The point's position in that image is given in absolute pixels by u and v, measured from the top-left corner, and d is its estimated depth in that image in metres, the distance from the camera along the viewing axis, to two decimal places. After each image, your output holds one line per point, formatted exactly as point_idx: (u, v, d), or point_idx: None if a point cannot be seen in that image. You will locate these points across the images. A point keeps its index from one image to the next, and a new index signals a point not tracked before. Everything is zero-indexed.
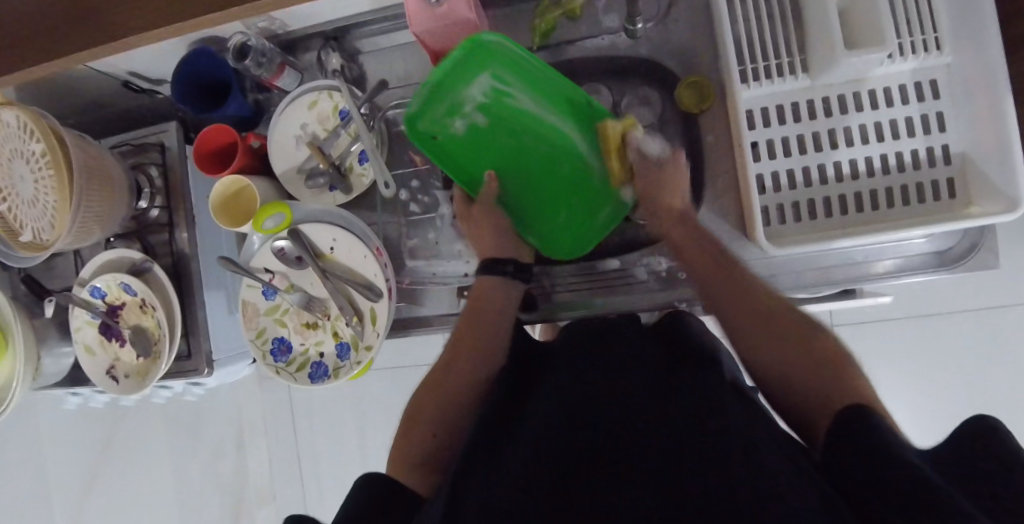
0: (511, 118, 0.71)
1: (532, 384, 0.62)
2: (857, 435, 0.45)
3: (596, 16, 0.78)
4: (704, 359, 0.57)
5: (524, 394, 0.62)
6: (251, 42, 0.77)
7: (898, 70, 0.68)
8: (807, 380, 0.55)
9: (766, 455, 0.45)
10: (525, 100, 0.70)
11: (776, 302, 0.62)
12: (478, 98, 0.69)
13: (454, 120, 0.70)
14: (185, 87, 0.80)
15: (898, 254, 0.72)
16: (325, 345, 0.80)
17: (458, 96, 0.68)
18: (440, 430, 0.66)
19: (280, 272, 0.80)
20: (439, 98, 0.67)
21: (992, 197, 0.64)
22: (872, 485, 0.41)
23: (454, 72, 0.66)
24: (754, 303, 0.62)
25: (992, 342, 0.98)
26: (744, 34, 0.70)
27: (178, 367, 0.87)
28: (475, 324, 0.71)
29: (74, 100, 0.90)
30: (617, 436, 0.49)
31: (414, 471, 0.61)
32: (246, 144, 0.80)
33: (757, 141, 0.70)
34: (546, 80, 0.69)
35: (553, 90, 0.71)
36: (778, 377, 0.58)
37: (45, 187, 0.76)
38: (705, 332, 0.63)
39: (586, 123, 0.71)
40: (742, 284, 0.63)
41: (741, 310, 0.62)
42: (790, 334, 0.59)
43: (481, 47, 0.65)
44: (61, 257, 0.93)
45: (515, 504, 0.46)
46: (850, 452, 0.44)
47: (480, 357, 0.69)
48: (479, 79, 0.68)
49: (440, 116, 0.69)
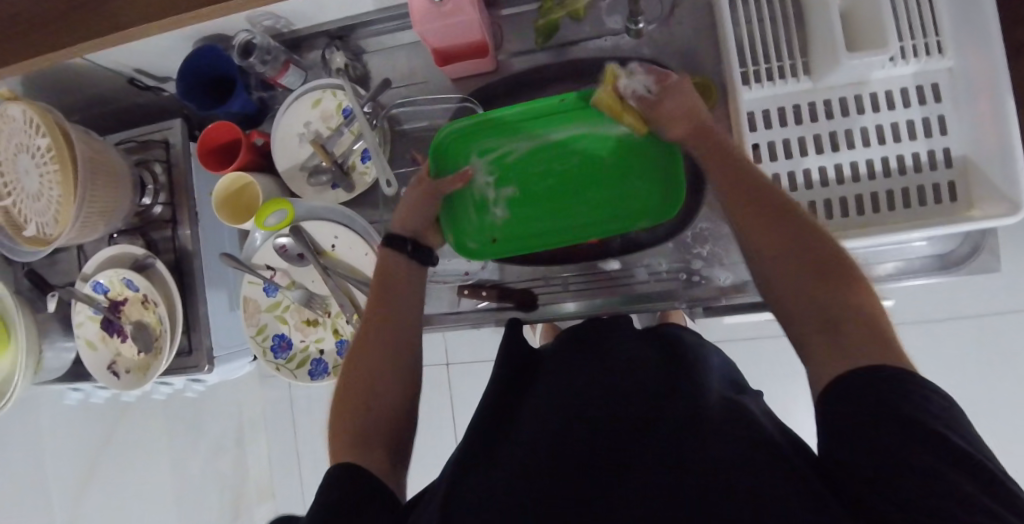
0: (526, 165, 0.74)
1: (526, 384, 0.62)
2: (847, 412, 0.43)
3: (599, 18, 0.78)
4: (693, 362, 0.57)
5: (519, 392, 0.62)
6: (256, 39, 0.77)
7: (899, 73, 0.68)
8: (809, 335, 0.49)
9: (747, 439, 0.45)
10: (522, 146, 0.73)
11: (814, 239, 0.54)
12: (486, 177, 0.74)
13: (488, 206, 0.75)
14: (189, 84, 0.81)
15: (898, 257, 0.72)
16: (325, 342, 0.80)
17: (471, 188, 0.74)
18: (372, 403, 0.61)
19: (281, 269, 0.80)
20: (456, 201, 0.74)
21: (992, 200, 0.64)
22: (870, 482, 0.40)
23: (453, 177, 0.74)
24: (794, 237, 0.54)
25: (995, 349, 0.97)
26: (746, 36, 0.70)
27: (179, 363, 0.87)
28: (391, 292, 0.66)
29: (82, 96, 0.91)
30: (613, 435, 0.49)
31: (352, 449, 0.56)
32: (250, 142, 0.80)
33: (759, 143, 0.71)
34: (518, 116, 0.72)
35: (533, 115, 0.71)
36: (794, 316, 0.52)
37: (49, 182, 0.76)
38: (700, 342, 0.63)
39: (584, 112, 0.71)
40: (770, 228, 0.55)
41: (779, 243, 0.54)
42: (825, 273, 0.51)
43: (448, 147, 0.73)
44: (65, 252, 0.94)
45: (513, 506, 0.46)
46: (837, 440, 0.43)
47: (396, 336, 0.64)
48: (473, 164, 0.74)
49: (470, 211, 0.75)
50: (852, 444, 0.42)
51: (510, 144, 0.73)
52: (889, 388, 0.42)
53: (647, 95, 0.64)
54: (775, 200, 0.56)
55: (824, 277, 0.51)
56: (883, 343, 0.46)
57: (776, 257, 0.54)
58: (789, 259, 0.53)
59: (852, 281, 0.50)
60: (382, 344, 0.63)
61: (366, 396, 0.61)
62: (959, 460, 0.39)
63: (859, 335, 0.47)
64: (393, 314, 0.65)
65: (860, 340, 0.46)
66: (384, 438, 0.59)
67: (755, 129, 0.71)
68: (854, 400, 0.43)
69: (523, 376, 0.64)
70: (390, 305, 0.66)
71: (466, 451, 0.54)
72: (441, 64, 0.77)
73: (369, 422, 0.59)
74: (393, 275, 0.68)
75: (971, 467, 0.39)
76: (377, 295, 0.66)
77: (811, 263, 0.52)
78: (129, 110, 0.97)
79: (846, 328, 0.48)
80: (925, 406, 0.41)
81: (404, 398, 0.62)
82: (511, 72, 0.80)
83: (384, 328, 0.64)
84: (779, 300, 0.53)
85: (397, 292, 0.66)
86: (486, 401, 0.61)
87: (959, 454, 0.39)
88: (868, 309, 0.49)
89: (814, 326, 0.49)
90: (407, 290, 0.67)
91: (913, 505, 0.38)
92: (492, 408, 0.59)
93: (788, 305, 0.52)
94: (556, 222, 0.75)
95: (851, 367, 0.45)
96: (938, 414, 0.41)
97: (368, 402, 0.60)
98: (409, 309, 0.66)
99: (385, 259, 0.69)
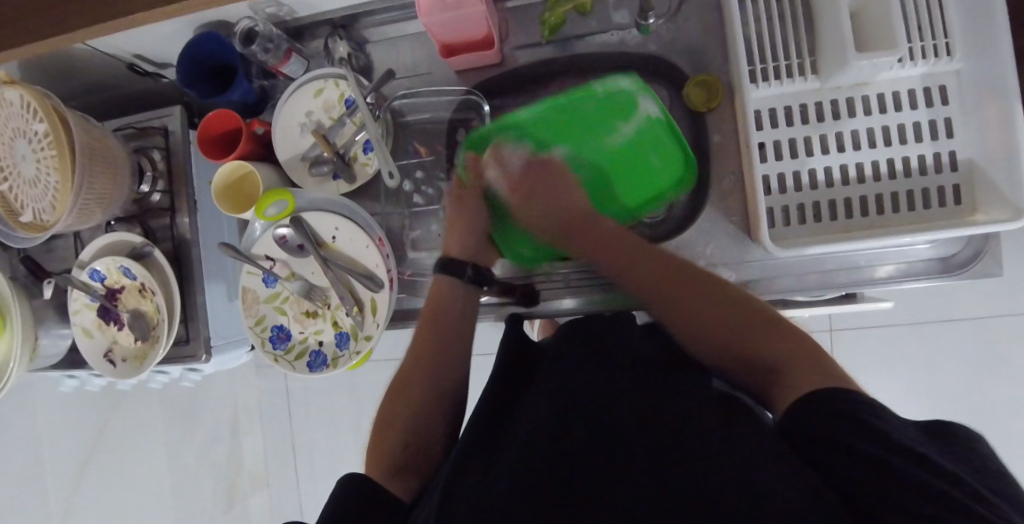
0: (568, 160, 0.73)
1: (527, 381, 0.62)
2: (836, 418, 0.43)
3: (606, 12, 0.77)
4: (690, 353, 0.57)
5: (518, 390, 0.61)
6: (259, 27, 0.76)
7: (907, 74, 0.67)
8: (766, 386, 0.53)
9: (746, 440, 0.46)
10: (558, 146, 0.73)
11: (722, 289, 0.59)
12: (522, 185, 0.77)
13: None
14: (190, 69, 0.80)
15: (900, 259, 0.71)
16: (324, 334, 0.80)
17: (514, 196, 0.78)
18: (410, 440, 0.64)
19: (281, 260, 0.80)
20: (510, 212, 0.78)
21: (998, 205, 0.64)
22: (862, 485, 0.41)
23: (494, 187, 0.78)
24: (706, 299, 0.59)
25: (991, 351, 0.98)
26: (754, 33, 0.69)
27: (176, 352, 0.87)
28: (433, 337, 0.71)
29: (79, 81, 0.89)
30: (610, 435, 0.49)
31: (388, 480, 0.59)
32: (251, 131, 0.79)
33: (765, 142, 0.70)
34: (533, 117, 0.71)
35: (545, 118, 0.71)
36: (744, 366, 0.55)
37: (46, 167, 0.75)
38: None
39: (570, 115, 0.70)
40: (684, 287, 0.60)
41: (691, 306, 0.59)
42: (744, 319, 0.56)
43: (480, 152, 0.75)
44: (62, 239, 0.93)
45: (507, 506, 0.45)
46: (827, 439, 0.43)
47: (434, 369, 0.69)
48: None
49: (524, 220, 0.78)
50: (834, 450, 0.42)
51: (541, 152, 0.73)
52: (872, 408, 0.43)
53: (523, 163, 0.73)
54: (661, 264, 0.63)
55: (751, 322, 0.56)
56: (821, 364, 0.50)
57: (696, 328, 0.58)
58: (702, 318, 0.58)
59: (761, 318, 0.56)
60: (425, 387, 0.68)
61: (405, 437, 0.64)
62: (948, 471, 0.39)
63: (809, 363, 0.50)
64: (434, 358, 0.70)
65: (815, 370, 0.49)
66: (421, 475, 0.61)
67: (762, 127, 0.70)
68: (844, 414, 0.43)
69: (523, 373, 0.63)
70: (434, 351, 0.70)
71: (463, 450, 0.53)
72: (445, 56, 0.76)
73: (407, 457, 0.62)
74: (440, 321, 0.72)
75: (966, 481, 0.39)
76: (422, 341, 0.71)
77: (741, 323, 0.56)
78: (128, 96, 0.96)
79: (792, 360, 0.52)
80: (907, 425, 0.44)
81: (438, 442, 0.66)
82: (516, 65, 0.79)
83: (427, 373, 0.69)
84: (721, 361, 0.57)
85: (442, 339, 0.71)
86: (486, 396, 0.60)
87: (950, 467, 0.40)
88: (792, 345, 0.53)
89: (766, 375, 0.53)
90: (455, 335, 0.71)
91: (910, 510, 0.39)
92: (490, 407, 0.59)
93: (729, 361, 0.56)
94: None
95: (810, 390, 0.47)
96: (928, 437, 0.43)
97: (406, 440, 0.63)
98: (454, 357, 0.71)
99: (441, 282, 0.73)
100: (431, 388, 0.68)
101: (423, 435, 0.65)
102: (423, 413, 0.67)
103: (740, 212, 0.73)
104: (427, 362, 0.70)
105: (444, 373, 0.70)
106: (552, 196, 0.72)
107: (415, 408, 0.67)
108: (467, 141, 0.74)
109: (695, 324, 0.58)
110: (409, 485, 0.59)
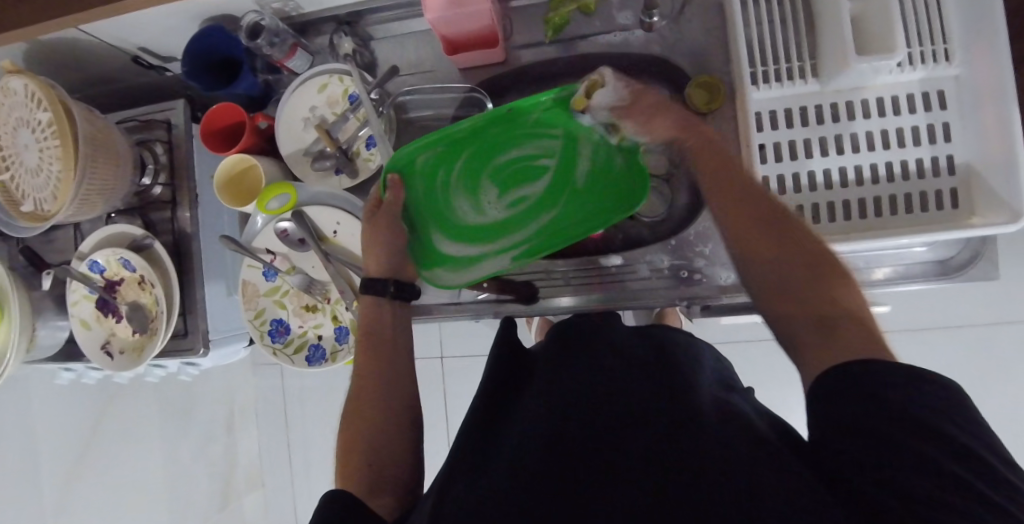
0: (509, 166, 0.70)
1: (522, 386, 0.61)
2: (842, 397, 0.43)
3: (610, 12, 0.78)
4: (683, 359, 0.57)
5: (511, 394, 0.60)
6: (265, 21, 0.75)
7: (906, 79, 0.68)
8: (805, 337, 0.49)
9: (740, 442, 0.45)
10: (503, 157, 0.70)
11: (788, 226, 0.55)
12: (465, 199, 0.71)
13: (493, 227, 0.72)
14: (195, 62, 0.80)
15: (896, 262, 0.72)
16: (323, 328, 0.81)
17: (454, 212, 0.71)
18: (378, 456, 0.60)
19: (281, 254, 0.80)
20: (449, 234, 0.72)
21: (993, 207, 0.65)
22: (880, 478, 0.39)
23: (427, 200, 0.71)
24: (779, 231, 0.55)
25: (986, 359, 1.00)
26: (756, 36, 0.70)
27: (174, 345, 0.87)
28: (387, 341, 0.68)
29: (84, 71, 0.89)
30: (610, 433, 0.48)
31: (364, 498, 0.55)
32: (254, 124, 0.79)
33: (765, 143, 0.71)
34: (472, 131, 0.66)
35: (483, 130, 0.67)
36: (807, 318, 0.50)
37: (49, 157, 0.75)
38: (684, 337, 0.63)
39: (512, 127, 0.67)
40: (759, 216, 0.56)
41: (761, 242, 0.55)
42: (808, 262, 0.52)
43: (415, 164, 0.69)
44: (62, 230, 0.93)
45: (506, 508, 0.45)
46: (823, 445, 0.43)
47: (396, 382, 0.66)
48: (455, 192, 0.71)
49: (452, 244, 0.72)
50: (830, 440, 0.43)
51: (484, 172, 0.70)
52: (896, 380, 0.42)
53: (489, 226, 0.72)
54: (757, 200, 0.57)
55: (819, 275, 0.52)
56: (867, 324, 0.48)
57: (759, 259, 0.55)
58: (762, 256, 0.55)
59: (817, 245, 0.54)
60: (378, 398, 0.64)
61: (371, 455, 0.60)
62: (954, 451, 0.39)
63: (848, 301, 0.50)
64: (384, 369, 0.66)
65: (853, 317, 0.49)
66: (397, 494, 0.57)
67: (762, 129, 0.71)
68: (847, 389, 0.43)
69: (516, 380, 0.62)
70: (381, 361, 0.67)
71: (463, 453, 0.53)
72: (450, 54, 0.76)
73: (376, 476, 0.58)
74: (377, 333, 0.69)
75: (961, 452, 0.39)
76: (365, 356, 0.67)
77: (796, 260, 0.53)
78: (130, 89, 0.96)
79: (818, 288, 0.51)
80: (902, 381, 0.42)
81: (409, 456, 0.61)
82: (519, 64, 0.80)
83: (378, 389, 0.65)
84: (767, 293, 0.54)
85: (385, 348, 0.67)
86: (484, 393, 0.60)
87: (944, 439, 0.40)
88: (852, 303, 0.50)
89: (810, 324, 0.50)
90: (401, 337, 0.69)
91: (902, 491, 0.38)
92: (482, 412, 0.58)
93: (772, 303, 0.53)
94: (596, 199, 0.71)
95: (847, 360, 0.45)
96: (910, 391, 0.42)
97: (371, 459, 0.59)
98: (405, 359, 0.68)
99: (367, 300, 0.70)
100: (387, 402, 0.64)
101: (392, 452, 0.61)
102: (384, 427, 0.62)
103: None
104: (377, 371, 0.66)
105: (396, 379, 0.66)
106: (646, 118, 0.61)
107: (375, 426, 0.62)
108: (405, 147, 0.67)
109: (738, 232, 0.56)
110: (385, 502, 0.55)
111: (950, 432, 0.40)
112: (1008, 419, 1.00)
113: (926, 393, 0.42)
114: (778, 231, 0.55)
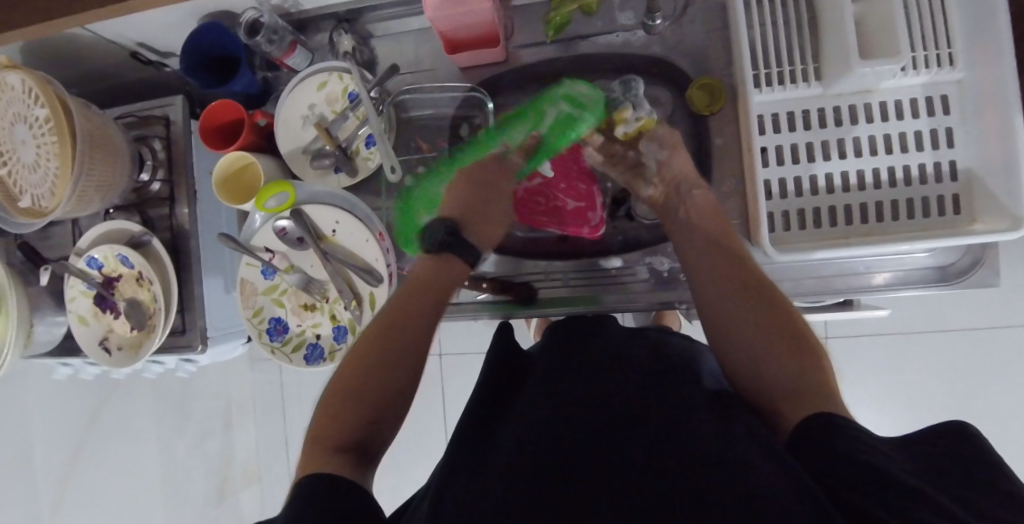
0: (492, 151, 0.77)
1: (516, 390, 0.60)
2: (840, 436, 0.43)
3: (612, 12, 0.78)
4: (684, 362, 0.56)
5: (503, 398, 0.59)
6: (264, 18, 0.75)
7: (909, 83, 0.68)
8: (780, 408, 0.51)
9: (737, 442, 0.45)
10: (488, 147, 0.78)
11: (760, 281, 0.60)
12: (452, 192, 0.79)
13: None
14: (194, 60, 0.79)
15: (898, 267, 0.72)
16: (321, 327, 0.80)
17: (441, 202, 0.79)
18: (363, 413, 0.57)
19: (279, 252, 0.80)
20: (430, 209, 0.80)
21: (996, 214, 0.64)
22: (870, 499, 0.39)
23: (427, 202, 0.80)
24: (742, 277, 0.61)
25: (984, 362, 1.01)
26: (758, 38, 0.70)
27: (172, 342, 0.86)
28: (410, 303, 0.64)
29: (82, 66, 0.89)
30: (606, 433, 0.48)
31: (333, 456, 0.53)
32: (253, 122, 0.79)
33: (766, 147, 0.71)
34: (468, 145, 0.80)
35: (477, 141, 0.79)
36: (787, 383, 0.52)
37: (47, 153, 0.75)
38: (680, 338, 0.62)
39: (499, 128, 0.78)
40: (749, 276, 0.60)
41: (727, 286, 0.60)
42: (778, 313, 0.57)
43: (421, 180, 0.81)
44: (60, 225, 0.93)
45: (501, 507, 0.43)
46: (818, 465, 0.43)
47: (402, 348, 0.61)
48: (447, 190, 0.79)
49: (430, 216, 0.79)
50: (821, 451, 0.43)
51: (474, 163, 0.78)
52: (917, 448, 0.44)
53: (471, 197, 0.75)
54: (737, 265, 0.62)
55: (782, 322, 0.56)
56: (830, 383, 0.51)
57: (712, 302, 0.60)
58: (721, 296, 0.60)
59: (782, 301, 0.59)
60: (368, 382, 0.58)
61: (351, 435, 0.55)
62: (956, 493, 0.40)
63: (818, 362, 0.53)
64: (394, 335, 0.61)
65: (824, 379, 0.51)
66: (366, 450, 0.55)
67: (764, 132, 0.71)
68: (848, 434, 0.43)
69: (510, 382, 0.62)
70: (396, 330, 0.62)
71: (454, 457, 0.52)
72: (450, 53, 0.76)
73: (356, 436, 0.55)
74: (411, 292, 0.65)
75: (963, 497, 0.39)
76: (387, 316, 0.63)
77: (750, 302, 0.58)
78: (129, 83, 0.95)
79: (794, 361, 0.53)
80: (930, 452, 0.43)
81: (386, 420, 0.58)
82: (520, 64, 0.80)
83: (374, 367, 0.59)
84: (744, 377, 0.55)
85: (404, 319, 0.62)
86: (480, 395, 0.60)
87: (926, 472, 0.41)
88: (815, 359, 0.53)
89: (784, 395, 0.51)
90: (415, 331, 0.62)
91: (901, 511, 0.38)
92: (477, 413, 0.57)
93: (749, 374, 0.55)
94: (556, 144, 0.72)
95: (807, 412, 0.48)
96: (935, 455, 0.43)
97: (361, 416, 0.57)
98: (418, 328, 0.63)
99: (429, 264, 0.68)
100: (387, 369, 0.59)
101: (374, 429, 0.57)
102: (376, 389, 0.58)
103: (740, 216, 0.73)
104: (375, 353, 0.60)
105: (395, 364, 0.60)
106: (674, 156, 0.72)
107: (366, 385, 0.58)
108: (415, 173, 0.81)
109: (712, 294, 0.61)
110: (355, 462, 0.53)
111: (962, 486, 0.40)
112: (1008, 424, 1.00)
113: (949, 457, 0.43)
114: (750, 275, 0.61)
